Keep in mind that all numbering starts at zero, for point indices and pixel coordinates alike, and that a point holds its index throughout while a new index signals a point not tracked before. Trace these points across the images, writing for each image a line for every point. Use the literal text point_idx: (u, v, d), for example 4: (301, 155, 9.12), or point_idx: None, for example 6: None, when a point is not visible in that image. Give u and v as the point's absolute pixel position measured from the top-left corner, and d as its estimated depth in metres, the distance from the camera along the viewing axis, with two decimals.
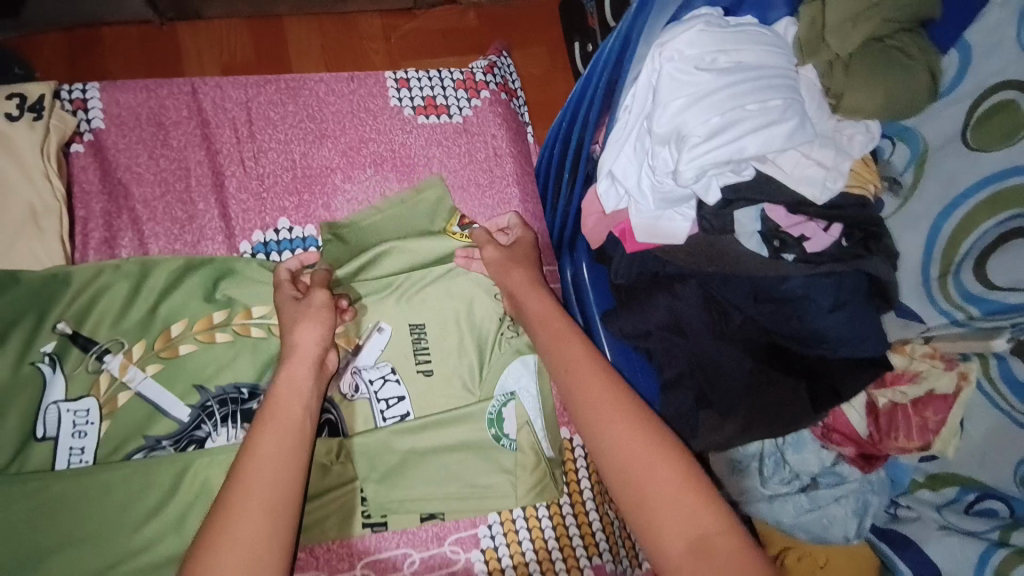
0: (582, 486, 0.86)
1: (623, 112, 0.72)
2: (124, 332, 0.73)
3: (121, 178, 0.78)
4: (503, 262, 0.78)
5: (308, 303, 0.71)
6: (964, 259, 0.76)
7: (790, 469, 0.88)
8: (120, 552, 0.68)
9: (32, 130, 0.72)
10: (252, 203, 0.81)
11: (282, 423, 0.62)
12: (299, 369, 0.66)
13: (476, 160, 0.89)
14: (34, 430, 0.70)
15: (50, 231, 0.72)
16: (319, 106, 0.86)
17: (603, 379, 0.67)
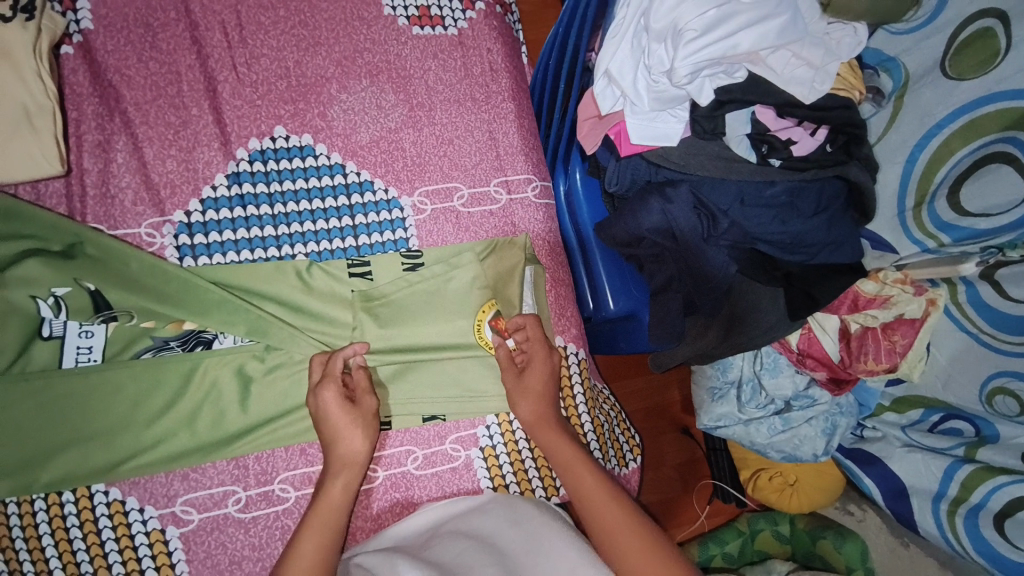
0: (575, 391, 0.86)
1: (620, 8, 0.70)
2: (136, 290, 0.71)
3: (112, 81, 0.77)
4: (516, 378, 0.78)
5: (337, 418, 0.71)
6: (939, 188, 0.82)
7: (766, 395, 1.04)
8: (131, 447, 0.71)
9: (21, 26, 0.69)
10: (247, 109, 0.80)
11: (323, 534, 0.66)
12: (337, 496, 0.69)
13: (471, 74, 0.89)
14: (39, 329, 0.70)
15: (44, 130, 0.70)
16: (311, 12, 0.84)
17: (614, 497, 0.71)
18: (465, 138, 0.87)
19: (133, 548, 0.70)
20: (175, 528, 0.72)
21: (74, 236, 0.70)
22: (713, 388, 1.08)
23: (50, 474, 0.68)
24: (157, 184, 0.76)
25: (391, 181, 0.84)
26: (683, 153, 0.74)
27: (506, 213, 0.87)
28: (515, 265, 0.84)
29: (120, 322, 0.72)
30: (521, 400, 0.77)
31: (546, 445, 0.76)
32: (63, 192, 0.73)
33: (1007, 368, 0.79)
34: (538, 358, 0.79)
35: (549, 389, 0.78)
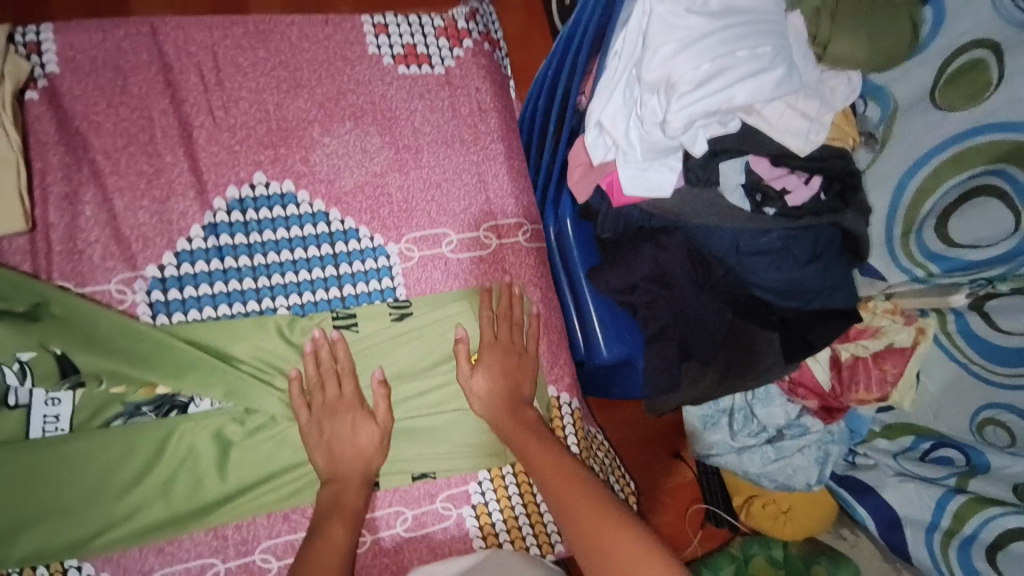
0: (569, 443, 0.82)
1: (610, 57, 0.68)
2: (103, 353, 0.68)
3: (79, 127, 0.73)
4: (513, 421, 0.75)
5: (357, 449, 0.71)
6: (926, 219, 0.81)
7: (758, 423, 1.03)
8: (98, 525, 0.66)
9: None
10: (224, 156, 0.77)
11: (342, 525, 0.66)
12: (342, 519, 0.66)
13: (459, 115, 0.87)
14: (4, 398, 0.66)
15: (6, 183, 0.67)
16: (291, 53, 0.82)
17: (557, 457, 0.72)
18: (452, 182, 0.85)
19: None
20: None
21: (39, 297, 0.67)
22: (707, 416, 1.06)
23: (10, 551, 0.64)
24: (127, 237, 0.72)
25: (377, 228, 0.81)
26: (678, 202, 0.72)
27: (497, 258, 0.85)
28: (510, 315, 0.81)
29: (88, 387, 0.68)
30: (520, 440, 0.73)
31: (491, 417, 0.76)
32: (27, 249, 0.69)
33: (997, 400, 0.78)
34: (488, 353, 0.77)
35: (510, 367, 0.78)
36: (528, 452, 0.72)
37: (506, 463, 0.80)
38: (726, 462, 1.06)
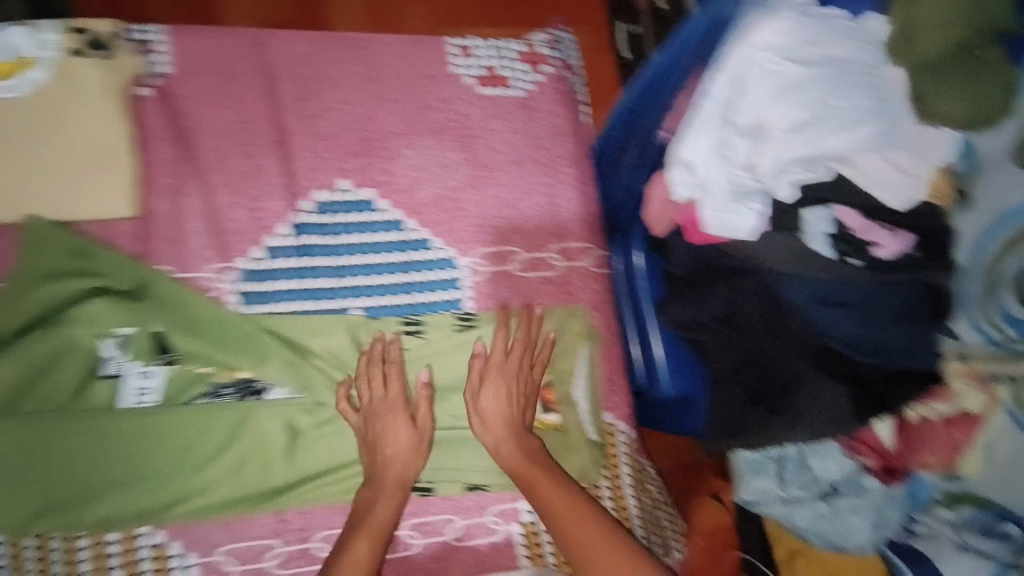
0: (622, 471, 0.83)
1: (703, 99, 0.70)
2: (194, 339, 0.73)
3: (187, 126, 0.77)
4: (526, 459, 0.75)
5: (398, 448, 0.75)
6: (1009, 282, 0.68)
7: (809, 475, 0.83)
8: (175, 494, 0.72)
9: (93, 69, 0.73)
10: (313, 162, 0.81)
11: (369, 540, 0.69)
12: (370, 539, 0.69)
13: (535, 137, 0.87)
14: (102, 367, 0.73)
15: (120, 173, 0.73)
16: (382, 69, 0.84)
17: (555, 484, 0.74)
18: (524, 202, 0.86)
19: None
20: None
21: (141, 277, 0.73)
22: (752, 460, 0.86)
23: (93, 513, 0.70)
24: (220, 232, 0.77)
25: (449, 241, 0.83)
26: (762, 245, 0.75)
27: (563, 281, 0.86)
28: (570, 337, 0.84)
29: (181, 365, 0.75)
30: (529, 476, 0.74)
31: (491, 446, 0.76)
32: (133, 233, 0.74)
33: None
34: (491, 383, 0.78)
35: (516, 390, 0.78)
36: (544, 495, 0.73)
37: None
38: (766, 511, 0.87)
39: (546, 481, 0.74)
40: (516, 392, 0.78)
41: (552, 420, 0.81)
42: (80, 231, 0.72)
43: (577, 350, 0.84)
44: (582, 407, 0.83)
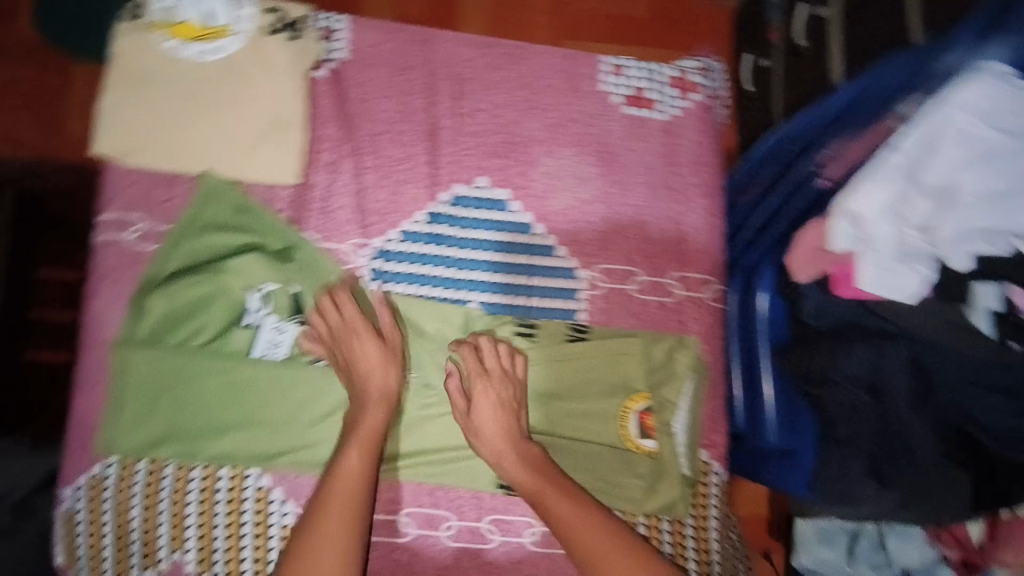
0: (710, 514, 0.82)
1: (888, 150, 0.65)
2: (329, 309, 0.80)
3: (353, 108, 0.82)
4: (532, 476, 0.76)
5: (370, 365, 0.77)
6: None
7: (884, 555, 0.91)
8: (283, 446, 0.78)
9: (283, 48, 0.78)
10: (458, 157, 0.84)
11: (362, 450, 0.73)
12: (361, 451, 0.73)
13: (674, 164, 0.86)
14: (241, 317, 0.79)
15: (290, 144, 0.78)
16: (534, 77, 0.86)
17: (556, 485, 0.75)
18: (652, 224, 0.85)
19: (265, 537, 0.77)
20: None
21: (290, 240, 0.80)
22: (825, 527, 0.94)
23: (210, 449, 0.77)
24: (365, 210, 0.82)
25: (574, 252, 0.85)
26: (916, 311, 0.72)
27: (678, 310, 0.85)
28: (679, 367, 0.83)
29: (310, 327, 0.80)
30: (542, 495, 0.75)
31: (492, 452, 0.78)
32: (290, 199, 0.80)
33: None
34: (482, 391, 0.79)
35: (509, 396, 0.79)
36: (552, 513, 0.74)
37: (643, 514, 0.80)
38: None
39: (553, 485, 0.75)
40: (507, 398, 0.79)
41: (647, 446, 0.81)
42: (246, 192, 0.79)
43: (683, 383, 0.82)
44: (680, 441, 0.82)
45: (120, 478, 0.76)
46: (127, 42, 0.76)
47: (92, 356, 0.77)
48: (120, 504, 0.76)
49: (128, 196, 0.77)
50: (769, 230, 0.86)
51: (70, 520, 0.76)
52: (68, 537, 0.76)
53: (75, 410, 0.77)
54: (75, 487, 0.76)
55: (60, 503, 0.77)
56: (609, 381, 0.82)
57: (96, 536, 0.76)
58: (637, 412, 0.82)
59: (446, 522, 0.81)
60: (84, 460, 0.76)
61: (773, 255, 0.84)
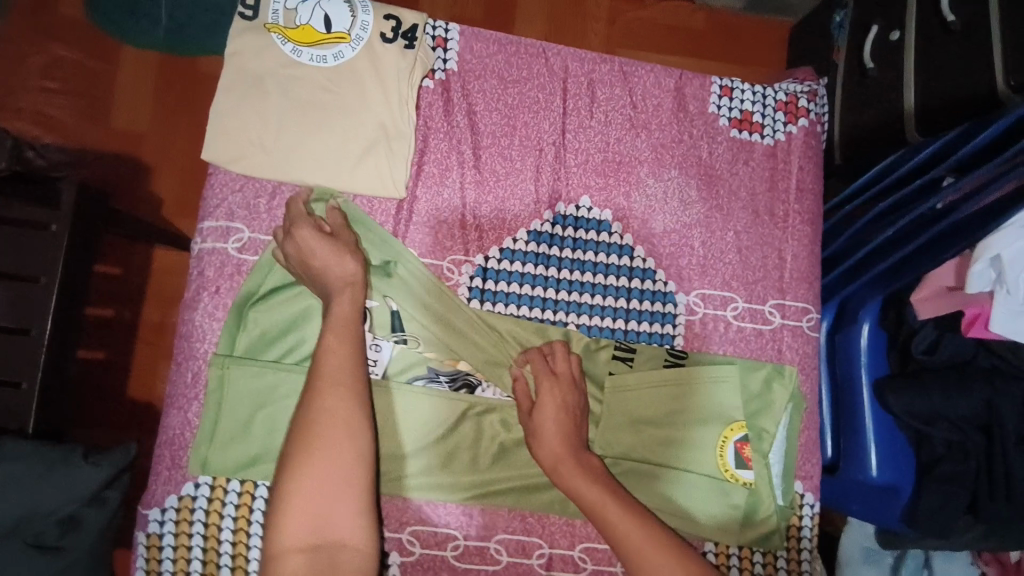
0: (801, 546, 0.82)
1: None
2: (426, 329, 0.79)
3: (461, 121, 0.82)
4: (561, 442, 0.74)
5: (336, 259, 0.72)
6: None
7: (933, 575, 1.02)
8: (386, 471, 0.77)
9: (397, 54, 0.78)
10: (563, 175, 0.83)
11: (346, 338, 0.69)
12: (344, 334, 0.69)
13: (776, 189, 0.86)
14: None
15: (398, 155, 0.78)
16: (642, 96, 0.86)
17: (575, 449, 0.75)
18: (752, 250, 0.85)
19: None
20: (398, 553, 0.77)
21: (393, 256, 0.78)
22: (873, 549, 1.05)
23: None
24: (470, 224, 0.81)
25: (673, 275, 0.84)
26: None
27: (775, 338, 0.84)
28: (776, 398, 0.82)
29: (407, 346, 0.79)
30: (568, 471, 0.73)
31: (534, 431, 0.76)
32: (392, 213, 0.80)
33: None
34: (547, 395, 0.76)
35: (570, 403, 0.77)
36: (577, 490, 0.72)
37: (735, 544, 0.80)
38: None
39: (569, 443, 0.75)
40: (569, 403, 0.77)
41: (744, 477, 0.80)
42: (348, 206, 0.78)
43: (781, 411, 0.82)
44: (774, 472, 0.81)
45: (212, 498, 0.74)
46: (242, 43, 0.76)
47: (185, 370, 0.75)
48: (211, 526, 0.74)
49: (233, 203, 0.77)
50: (871, 264, 0.83)
51: (155, 543, 0.73)
52: (150, 562, 0.73)
53: (165, 426, 0.75)
54: (162, 509, 0.74)
55: (145, 525, 0.73)
56: (705, 408, 0.81)
57: (183, 560, 0.73)
58: (733, 441, 0.81)
59: (538, 550, 0.80)
60: (172, 481, 0.74)
61: (878, 291, 0.82)
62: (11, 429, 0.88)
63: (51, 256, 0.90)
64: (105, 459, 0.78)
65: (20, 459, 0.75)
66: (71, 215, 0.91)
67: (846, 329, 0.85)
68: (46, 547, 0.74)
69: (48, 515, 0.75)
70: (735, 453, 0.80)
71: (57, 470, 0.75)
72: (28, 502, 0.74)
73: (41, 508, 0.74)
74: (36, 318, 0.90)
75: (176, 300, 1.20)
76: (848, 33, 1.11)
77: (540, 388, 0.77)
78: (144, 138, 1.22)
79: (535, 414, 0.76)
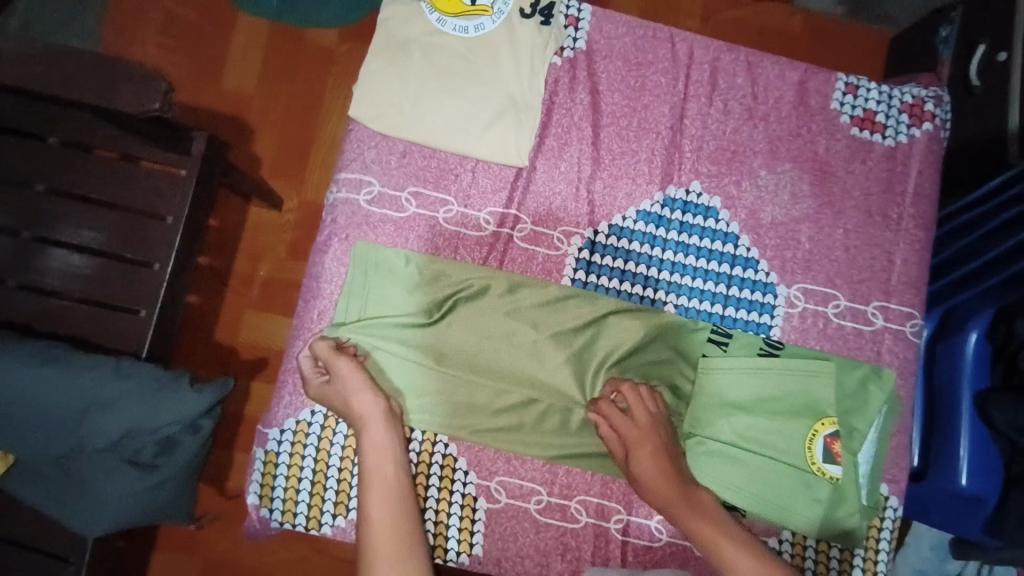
0: (880, 550, 0.82)
1: None
2: (524, 301, 0.82)
3: (586, 99, 0.85)
4: (660, 477, 0.77)
5: (346, 405, 0.77)
6: None
7: None
8: (488, 424, 0.81)
9: (533, 30, 0.83)
10: (677, 159, 0.85)
11: (382, 498, 0.74)
12: (383, 498, 0.74)
13: (891, 190, 0.86)
14: (445, 295, 0.81)
15: (526, 125, 0.82)
16: (764, 88, 0.87)
17: (671, 482, 0.77)
18: (859, 250, 0.85)
19: (448, 503, 0.81)
20: (485, 499, 0.81)
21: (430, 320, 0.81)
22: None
23: (407, 410, 0.81)
24: (583, 198, 0.84)
25: (776, 267, 0.85)
26: None
27: (875, 339, 0.84)
28: (871, 399, 0.82)
29: (508, 316, 0.82)
30: (674, 505, 0.76)
31: (637, 466, 0.78)
32: (509, 180, 0.84)
33: None
34: (635, 444, 0.78)
35: (661, 442, 0.78)
36: (690, 527, 0.75)
37: (814, 536, 0.81)
38: None
39: (667, 480, 0.77)
40: (660, 443, 0.78)
41: (833, 472, 0.81)
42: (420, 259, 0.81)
43: (876, 409, 0.82)
44: (862, 471, 0.82)
45: (324, 425, 0.82)
46: (395, 10, 0.82)
47: (312, 306, 0.82)
48: (322, 450, 0.81)
49: (368, 157, 0.82)
50: (982, 279, 0.84)
51: (271, 459, 0.81)
52: (266, 476, 0.81)
53: (292, 354, 0.82)
54: (280, 429, 0.81)
55: (263, 442, 0.81)
56: (797, 401, 0.81)
57: (294, 477, 0.81)
58: (822, 436, 0.81)
59: (617, 515, 0.83)
60: (291, 406, 0.82)
61: (990, 303, 0.83)
62: (128, 352, 0.91)
63: (177, 195, 0.93)
64: (206, 388, 0.85)
65: (125, 378, 0.82)
66: (199, 162, 0.93)
67: (949, 339, 0.88)
68: (144, 464, 0.83)
69: (149, 434, 0.82)
70: (823, 448, 0.81)
71: (162, 395, 0.82)
72: (135, 420, 0.81)
73: (145, 427, 0.82)
74: (157, 252, 0.92)
75: (266, 252, 1.22)
76: (954, 47, 1.03)
77: (624, 440, 0.78)
78: (249, 101, 1.25)
79: (630, 457, 0.78)
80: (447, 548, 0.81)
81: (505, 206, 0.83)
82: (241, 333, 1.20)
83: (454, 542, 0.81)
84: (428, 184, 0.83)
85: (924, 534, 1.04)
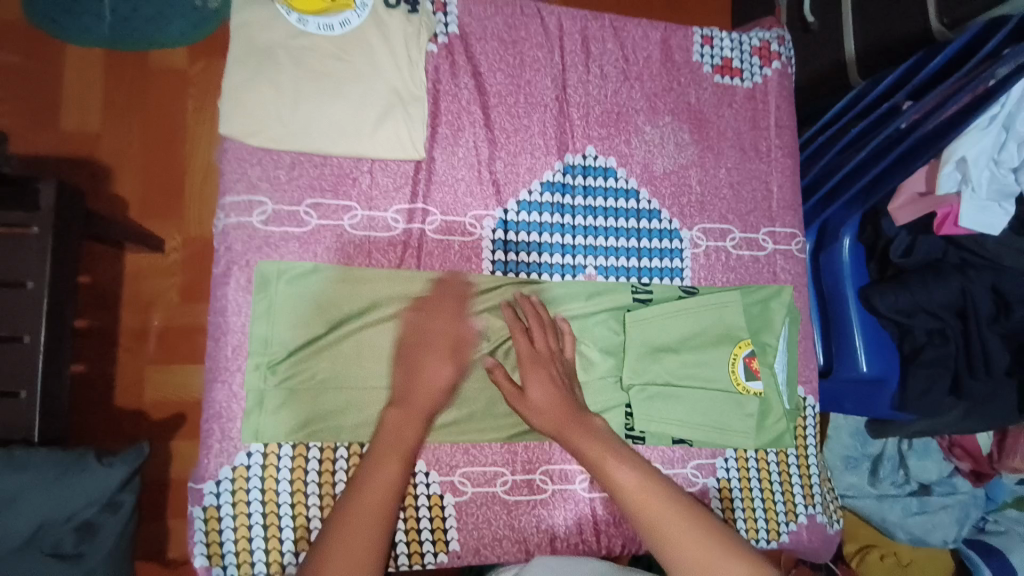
0: (808, 443, 0.92)
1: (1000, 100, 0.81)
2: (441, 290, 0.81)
3: (470, 81, 0.85)
4: (554, 406, 0.76)
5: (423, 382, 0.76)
6: None
7: (905, 474, 1.17)
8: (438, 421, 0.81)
9: (403, 21, 0.81)
10: (568, 127, 0.88)
11: (394, 469, 0.70)
12: (390, 469, 0.70)
13: (758, 127, 0.95)
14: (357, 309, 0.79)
15: (417, 118, 0.81)
16: (633, 49, 0.92)
17: (565, 408, 0.76)
18: (742, 185, 0.93)
19: (415, 508, 0.80)
20: (451, 495, 0.81)
21: (342, 329, 0.78)
22: (852, 458, 1.17)
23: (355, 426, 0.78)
24: (487, 180, 0.85)
25: (676, 213, 0.91)
26: (997, 244, 0.91)
27: (770, 261, 0.93)
28: (775, 314, 0.91)
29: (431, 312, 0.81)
30: (568, 433, 0.75)
31: (535, 400, 0.77)
32: (410, 175, 0.82)
33: None
34: (535, 377, 0.77)
35: (558, 375, 0.79)
36: (584, 450, 0.73)
37: (753, 447, 0.89)
38: (870, 508, 1.16)
39: (561, 407, 0.76)
40: (558, 376, 0.79)
41: (755, 387, 0.89)
42: (325, 274, 0.78)
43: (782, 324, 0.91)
44: (779, 379, 0.90)
45: (265, 464, 0.76)
46: (252, 16, 0.77)
47: (224, 344, 0.76)
48: (267, 492, 0.76)
49: (254, 175, 0.77)
50: (846, 187, 0.96)
51: (213, 514, 0.75)
52: (210, 534, 0.75)
53: (210, 401, 0.76)
54: (216, 481, 0.75)
55: (199, 499, 0.75)
56: (717, 330, 0.88)
57: (244, 528, 0.75)
58: (741, 358, 0.88)
59: (580, 475, 0.86)
60: (222, 452, 0.75)
61: (856, 209, 0.96)
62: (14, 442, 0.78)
63: (30, 257, 0.80)
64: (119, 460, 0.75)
65: (27, 469, 0.71)
66: (52, 216, 0.81)
67: (828, 247, 1.00)
68: (66, 555, 0.71)
69: (66, 521, 0.72)
70: (745, 368, 0.88)
71: (74, 476, 0.73)
72: (48, 510, 0.71)
73: (60, 514, 0.71)
74: (27, 322, 0.80)
75: (155, 302, 1.11)
76: None
77: (529, 365, 0.78)
78: (99, 141, 1.12)
79: (534, 374, 0.77)
80: (423, 554, 0.79)
81: (411, 200, 0.82)
82: (143, 399, 1.09)
83: (429, 545, 0.80)
84: (327, 194, 0.79)
85: (842, 425, 1.18)
